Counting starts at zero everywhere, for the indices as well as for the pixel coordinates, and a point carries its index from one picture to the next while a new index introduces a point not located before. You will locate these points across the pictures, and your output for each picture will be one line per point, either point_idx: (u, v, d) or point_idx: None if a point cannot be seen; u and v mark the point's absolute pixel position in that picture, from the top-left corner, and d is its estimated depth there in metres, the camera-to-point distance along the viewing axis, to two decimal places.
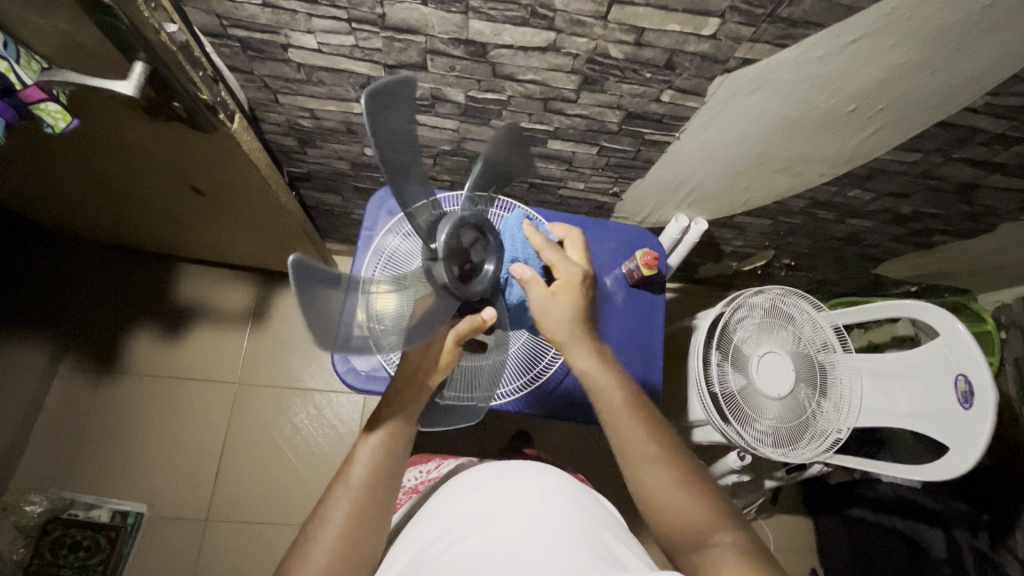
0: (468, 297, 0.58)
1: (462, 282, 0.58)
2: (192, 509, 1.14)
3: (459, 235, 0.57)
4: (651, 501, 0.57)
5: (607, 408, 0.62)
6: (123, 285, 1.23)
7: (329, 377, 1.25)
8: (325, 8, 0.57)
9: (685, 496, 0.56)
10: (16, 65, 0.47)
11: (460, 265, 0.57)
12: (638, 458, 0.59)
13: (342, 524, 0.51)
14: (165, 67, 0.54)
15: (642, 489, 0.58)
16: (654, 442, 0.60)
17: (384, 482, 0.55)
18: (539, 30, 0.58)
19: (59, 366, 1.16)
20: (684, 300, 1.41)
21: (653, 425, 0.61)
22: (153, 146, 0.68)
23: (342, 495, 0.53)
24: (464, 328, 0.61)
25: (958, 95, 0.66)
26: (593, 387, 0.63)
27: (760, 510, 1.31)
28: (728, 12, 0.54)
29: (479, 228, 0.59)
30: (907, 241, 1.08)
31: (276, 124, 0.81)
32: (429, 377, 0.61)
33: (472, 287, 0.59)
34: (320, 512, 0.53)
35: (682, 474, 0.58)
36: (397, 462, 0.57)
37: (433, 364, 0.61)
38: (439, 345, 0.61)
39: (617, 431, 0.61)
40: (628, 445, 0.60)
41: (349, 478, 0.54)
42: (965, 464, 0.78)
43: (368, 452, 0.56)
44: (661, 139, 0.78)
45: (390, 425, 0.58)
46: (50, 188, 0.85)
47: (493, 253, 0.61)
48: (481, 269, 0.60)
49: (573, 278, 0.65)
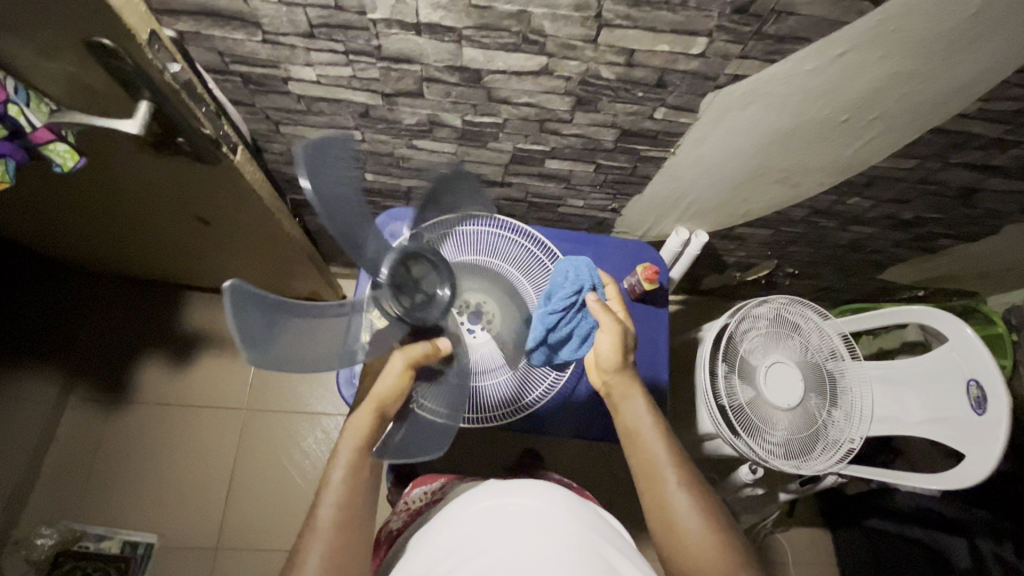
0: (422, 323, 0.59)
1: (415, 308, 0.59)
2: (202, 538, 1.14)
3: (407, 267, 0.59)
4: (669, 528, 0.58)
5: (634, 429, 0.64)
6: (133, 315, 1.25)
7: (336, 401, 1.25)
8: (323, 42, 0.59)
9: (702, 528, 0.56)
10: (25, 109, 0.50)
11: (410, 294, 0.59)
12: (662, 485, 0.59)
13: (318, 568, 0.51)
14: (169, 105, 0.55)
15: (663, 516, 0.58)
16: (678, 470, 0.60)
17: (355, 519, 0.55)
18: (531, 55, 0.59)
19: (70, 397, 1.18)
20: (689, 312, 1.40)
21: (679, 452, 0.62)
22: (159, 181, 0.69)
23: (313, 541, 0.53)
24: (415, 352, 0.60)
25: (949, 103, 0.67)
26: (629, 413, 0.65)
27: (776, 523, 1.28)
28: (715, 31, 0.55)
29: (428, 257, 0.61)
30: (911, 246, 1.08)
31: (278, 153, 0.83)
32: (386, 406, 0.60)
33: (428, 312, 0.60)
34: (294, 562, 0.52)
35: (701, 503, 0.58)
36: (366, 496, 0.57)
37: (390, 390, 0.60)
38: (392, 373, 0.60)
39: (642, 452, 0.62)
40: (652, 470, 0.60)
41: (319, 521, 0.54)
42: (980, 472, 0.77)
43: (333, 492, 0.55)
44: (657, 155, 0.79)
45: (350, 460, 0.57)
46: (58, 224, 0.87)
47: (447, 278, 0.62)
48: (434, 296, 0.61)
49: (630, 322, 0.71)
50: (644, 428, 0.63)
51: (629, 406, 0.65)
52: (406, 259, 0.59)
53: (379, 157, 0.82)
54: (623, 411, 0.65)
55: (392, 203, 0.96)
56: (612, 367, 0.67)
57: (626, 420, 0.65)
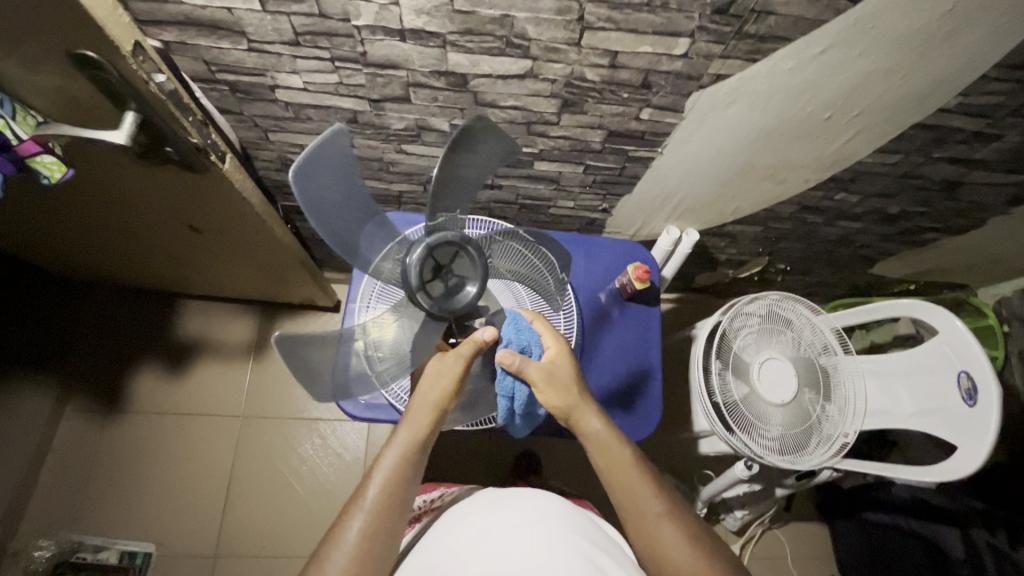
0: (446, 314, 0.57)
1: (442, 300, 0.57)
2: (201, 546, 1.14)
3: (435, 254, 0.57)
4: (658, 558, 0.60)
5: (610, 469, 0.62)
6: (127, 325, 1.25)
7: (333, 406, 1.25)
8: (308, 50, 0.60)
9: (689, 556, 0.58)
10: (12, 122, 0.50)
11: (436, 284, 0.57)
12: (647, 520, 0.60)
13: (353, 549, 0.54)
14: (156, 114, 0.56)
15: (653, 547, 0.60)
16: (662, 502, 0.61)
17: (396, 507, 0.57)
18: (515, 59, 0.60)
19: (65, 408, 1.17)
20: (683, 310, 1.41)
21: (656, 481, 0.62)
22: (149, 191, 0.70)
23: (355, 518, 0.55)
24: (467, 352, 0.60)
25: (930, 98, 0.68)
26: (603, 448, 0.62)
27: (774, 519, 1.29)
28: (696, 32, 0.56)
29: (461, 245, 0.57)
30: (899, 240, 1.09)
31: (268, 160, 0.83)
32: (444, 403, 0.60)
33: (455, 302, 0.58)
34: (335, 531, 0.55)
35: (688, 530, 0.60)
36: (409, 487, 0.58)
37: (446, 390, 0.60)
38: (450, 373, 0.60)
39: (623, 491, 0.61)
40: (637, 505, 0.61)
41: (363, 500, 0.56)
42: (972, 465, 0.77)
43: (381, 477, 0.57)
44: (645, 155, 0.79)
45: (404, 450, 0.58)
46: (48, 235, 0.87)
47: (478, 268, 0.58)
48: (463, 286, 0.58)
49: (561, 348, 0.66)
50: (620, 467, 0.62)
51: (602, 444, 0.62)
52: (439, 245, 0.56)
53: (368, 163, 0.83)
54: (595, 452, 0.63)
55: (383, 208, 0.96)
56: (564, 412, 0.63)
57: (599, 459, 0.62)
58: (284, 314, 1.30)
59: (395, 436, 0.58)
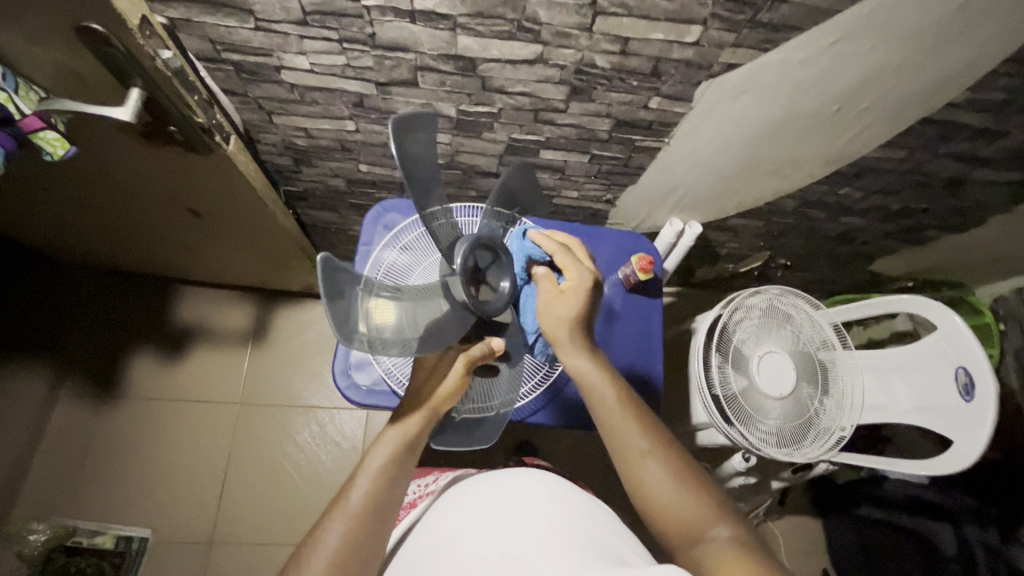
0: (487, 313, 0.63)
1: (479, 299, 0.63)
2: (196, 532, 1.13)
3: (477, 255, 0.63)
4: (646, 498, 0.58)
5: (601, 407, 0.62)
6: (123, 309, 1.24)
7: (331, 394, 1.25)
8: (316, 30, 0.59)
9: (678, 492, 0.56)
10: (15, 96, 0.49)
11: (479, 285, 0.63)
12: (633, 457, 0.59)
13: (334, 551, 0.52)
14: (160, 91, 0.55)
15: (641, 486, 0.58)
16: (649, 439, 0.60)
17: (381, 513, 0.55)
18: (525, 44, 0.59)
19: (60, 392, 1.17)
20: (682, 304, 1.41)
21: (645, 423, 0.62)
22: (150, 171, 0.69)
23: (338, 520, 0.54)
24: (475, 354, 0.63)
25: (938, 93, 0.68)
26: (588, 386, 0.63)
27: (768, 512, 1.30)
28: (709, 20, 0.56)
29: (494, 249, 0.65)
30: (900, 237, 1.09)
31: (271, 144, 0.82)
32: (439, 406, 0.61)
33: (490, 302, 0.64)
34: (315, 533, 0.53)
35: (677, 469, 0.58)
36: (396, 491, 0.57)
37: (445, 390, 0.62)
38: (450, 369, 0.62)
39: (610, 430, 0.61)
40: (623, 444, 0.60)
41: (348, 503, 0.55)
42: (967, 459, 0.78)
43: (368, 479, 0.56)
44: (650, 146, 0.79)
45: (392, 453, 0.58)
46: (45, 215, 0.86)
47: (508, 272, 0.67)
48: (498, 287, 0.66)
49: (582, 279, 0.66)
50: (610, 403, 0.62)
51: (591, 384, 0.63)
52: (479, 247, 0.63)
53: (372, 149, 0.82)
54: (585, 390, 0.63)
55: (386, 196, 0.96)
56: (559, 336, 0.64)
57: (590, 398, 0.63)
58: (284, 302, 1.29)
59: (384, 439, 0.59)
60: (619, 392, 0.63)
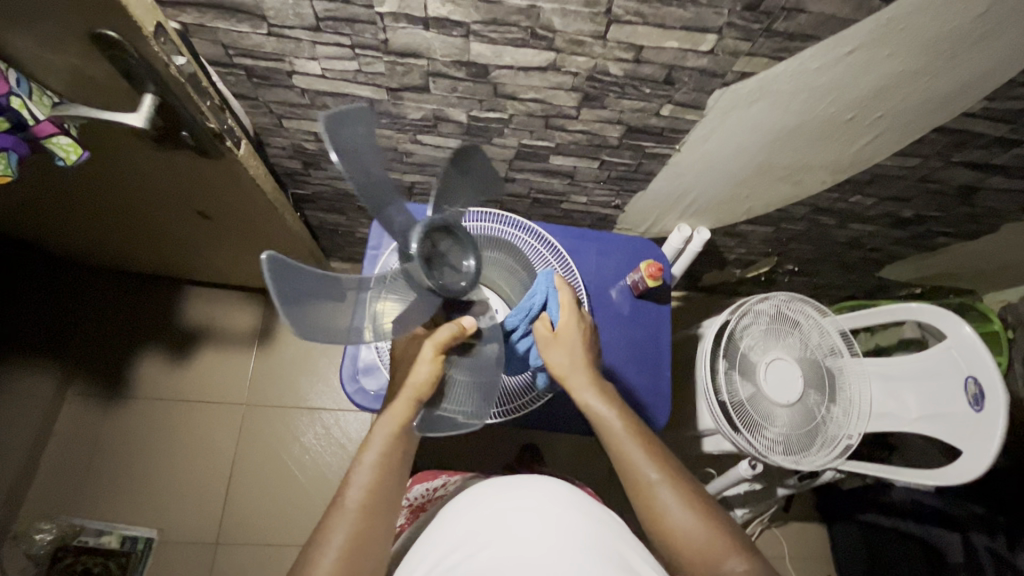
0: (451, 294, 0.53)
1: (443, 283, 0.53)
2: (203, 532, 1.14)
3: (432, 237, 0.53)
4: (658, 528, 0.57)
5: (612, 436, 0.62)
6: (130, 309, 1.24)
7: (336, 395, 1.25)
8: (328, 36, 0.59)
9: (691, 521, 0.56)
10: (28, 102, 0.49)
11: (438, 268, 0.53)
12: (644, 486, 0.59)
13: (340, 552, 0.52)
14: (175, 98, 0.55)
15: (653, 515, 0.58)
16: (659, 469, 0.59)
17: (382, 507, 0.55)
18: (539, 51, 0.59)
19: (68, 391, 1.17)
20: (688, 308, 1.41)
21: (656, 450, 0.61)
22: (161, 175, 0.69)
23: (340, 521, 0.53)
24: (443, 338, 0.57)
25: (955, 102, 0.67)
26: (598, 418, 0.63)
27: (773, 518, 1.30)
28: (725, 28, 0.55)
29: (451, 227, 0.54)
30: (909, 244, 1.08)
31: (281, 148, 0.82)
32: (421, 393, 0.58)
33: (456, 284, 0.53)
34: (317, 538, 0.53)
35: (688, 497, 0.58)
36: (394, 485, 0.57)
37: (421, 377, 0.57)
38: (421, 357, 0.57)
39: (621, 457, 0.61)
40: (633, 473, 0.60)
41: (346, 502, 0.54)
42: (977, 469, 0.78)
43: (364, 475, 0.56)
44: (662, 152, 0.79)
45: (384, 446, 0.57)
46: (56, 218, 0.86)
47: (471, 248, 0.55)
48: (461, 266, 0.54)
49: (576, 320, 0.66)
50: (620, 432, 0.62)
51: (601, 415, 0.63)
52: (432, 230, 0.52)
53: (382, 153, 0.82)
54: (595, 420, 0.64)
55: None
56: (567, 376, 0.65)
57: (602, 428, 0.63)
58: None
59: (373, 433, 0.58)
60: (626, 423, 0.63)
